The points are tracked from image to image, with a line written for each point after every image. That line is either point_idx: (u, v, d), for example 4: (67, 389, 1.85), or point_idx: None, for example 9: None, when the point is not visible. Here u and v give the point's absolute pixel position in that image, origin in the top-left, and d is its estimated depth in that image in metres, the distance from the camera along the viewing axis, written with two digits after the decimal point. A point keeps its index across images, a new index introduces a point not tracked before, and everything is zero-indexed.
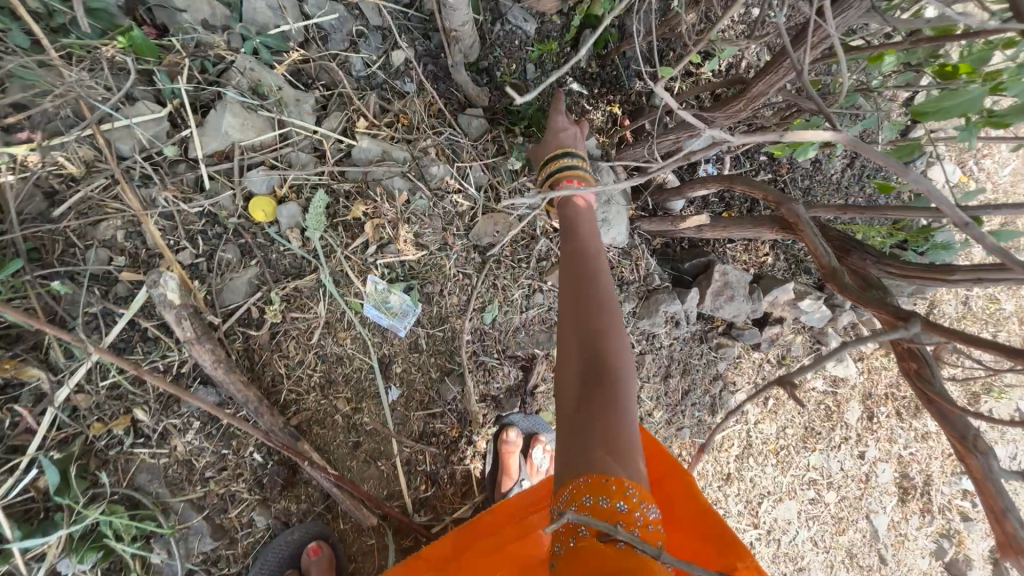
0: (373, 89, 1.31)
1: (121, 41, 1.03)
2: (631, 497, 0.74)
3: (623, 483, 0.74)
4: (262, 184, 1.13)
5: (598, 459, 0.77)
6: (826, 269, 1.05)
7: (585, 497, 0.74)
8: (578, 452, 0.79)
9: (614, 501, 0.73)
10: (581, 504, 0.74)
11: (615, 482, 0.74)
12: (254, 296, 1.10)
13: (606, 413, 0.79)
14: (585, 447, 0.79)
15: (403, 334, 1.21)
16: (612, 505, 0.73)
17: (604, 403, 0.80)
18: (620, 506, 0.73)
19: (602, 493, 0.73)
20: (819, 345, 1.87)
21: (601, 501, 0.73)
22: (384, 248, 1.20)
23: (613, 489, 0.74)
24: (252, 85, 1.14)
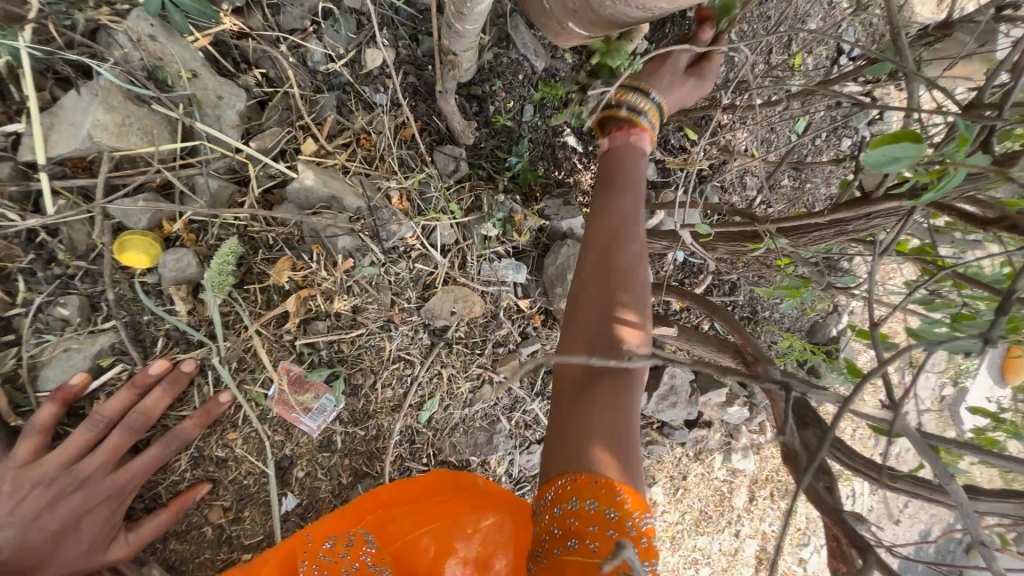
0: (331, 90, 1.03)
1: None
2: (622, 506, 0.70)
3: (614, 487, 0.70)
4: (141, 218, 0.78)
5: (585, 456, 0.71)
6: (787, 449, 1.03)
7: (570, 499, 0.71)
8: (573, 439, 0.72)
9: (602, 506, 0.70)
10: (566, 507, 0.71)
11: (606, 485, 0.70)
12: (101, 377, 0.78)
13: (613, 395, 0.72)
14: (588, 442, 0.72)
15: (315, 432, 0.96)
16: (599, 510, 0.69)
17: (613, 386, 0.73)
18: (609, 512, 0.69)
19: (591, 495, 0.69)
20: (731, 440, 1.97)
21: (589, 506, 0.69)
22: (308, 325, 0.93)
23: (602, 493, 0.69)
24: (147, 65, 0.77)
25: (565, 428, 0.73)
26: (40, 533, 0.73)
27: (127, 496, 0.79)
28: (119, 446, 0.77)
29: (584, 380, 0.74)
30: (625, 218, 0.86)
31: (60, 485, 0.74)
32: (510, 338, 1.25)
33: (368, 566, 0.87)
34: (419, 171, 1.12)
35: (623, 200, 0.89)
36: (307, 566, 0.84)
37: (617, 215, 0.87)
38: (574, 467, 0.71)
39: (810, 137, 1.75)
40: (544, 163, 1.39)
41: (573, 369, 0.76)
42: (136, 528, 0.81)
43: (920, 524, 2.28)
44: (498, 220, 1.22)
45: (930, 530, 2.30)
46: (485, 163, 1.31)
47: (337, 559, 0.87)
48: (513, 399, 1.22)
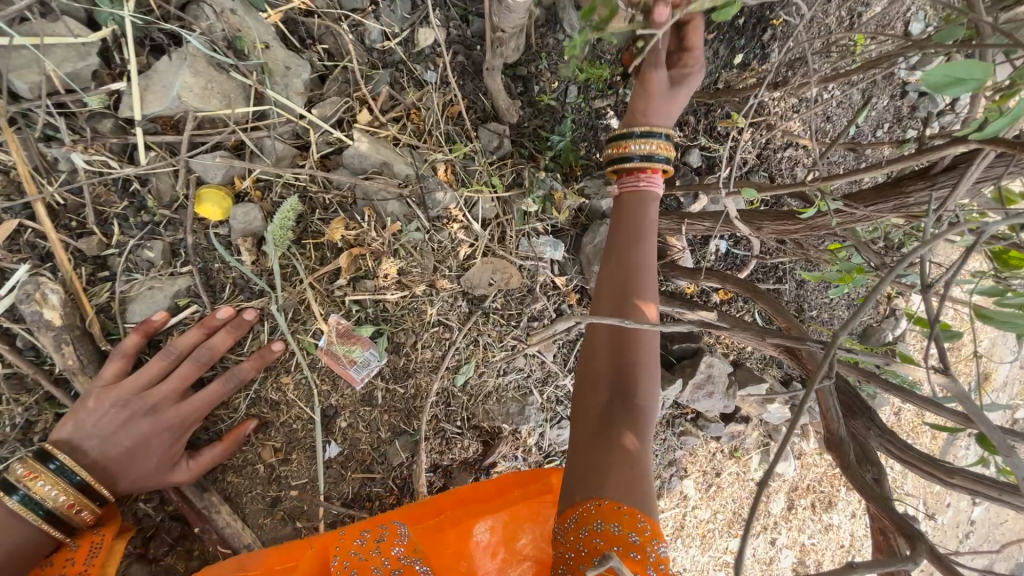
0: (386, 67, 1.10)
1: None
2: (644, 531, 0.75)
3: (635, 513, 0.75)
4: (217, 173, 0.86)
5: (610, 486, 0.77)
6: (830, 435, 0.99)
7: (594, 522, 0.75)
8: (594, 473, 0.79)
9: (625, 530, 0.74)
10: (591, 530, 0.75)
11: (628, 512, 0.76)
12: (178, 315, 0.86)
13: (625, 439, 0.79)
14: (606, 476, 0.78)
15: (358, 385, 1.02)
16: (623, 534, 0.74)
17: (629, 429, 0.80)
18: (632, 537, 0.73)
19: (614, 520, 0.75)
20: (769, 440, 1.89)
21: (613, 529, 0.74)
22: (357, 283, 0.99)
23: (624, 518, 0.75)
24: (228, 36, 0.86)
25: (588, 463, 0.80)
26: (113, 449, 0.79)
27: (189, 426, 0.84)
28: (185, 378, 0.83)
29: (602, 422, 0.81)
30: (638, 269, 0.95)
31: (131, 410, 0.79)
32: (545, 313, 1.27)
33: (398, 560, 0.84)
34: (464, 145, 1.16)
35: (631, 252, 0.97)
36: (339, 560, 0.82)
37: (633, 264, 0.96)
38: (598, 495, 0.77)
39: (865, 126, 1.67)
40: (586, 144, 1.41)
41: (592, 413, 0.83)
42: (196, 456, 0.87)
43: (977, 545, 2.12)
44: (538, 197, 1.24)
45: (992, 555, 2.12)
46: (528, 142, 1.34)
47: (370, 555, 0.84)
48: (545, 372, 1.24)
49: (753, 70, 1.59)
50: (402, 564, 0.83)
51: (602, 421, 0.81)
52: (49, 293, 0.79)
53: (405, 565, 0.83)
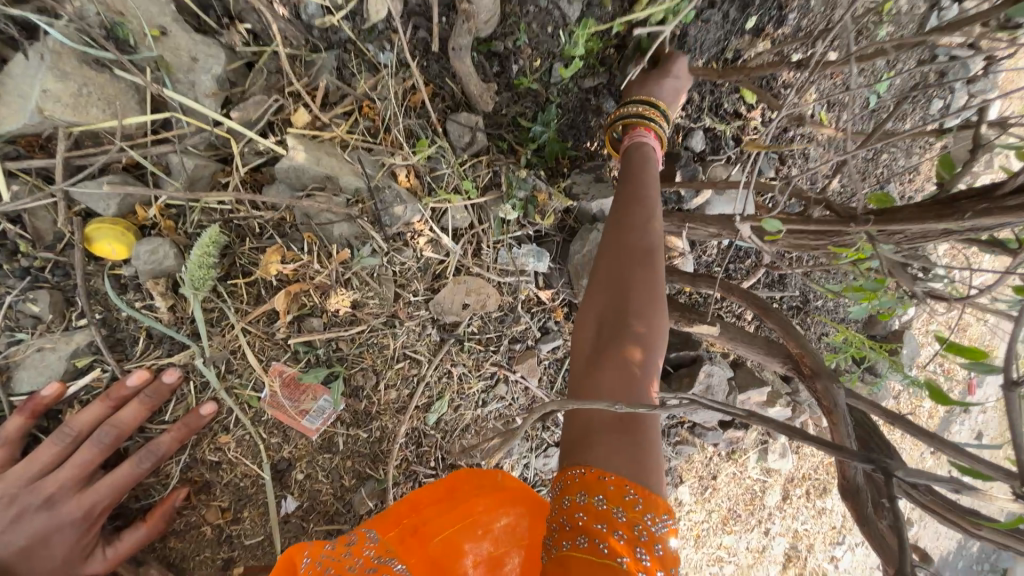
0: (328, 49, 0.89)
1: None
2: (634, 507, 0.63)
3: (623, 484, 0.63)
4: (110, 204, 0.70)
5: (597, 449, 0.66)
6: (846, 483, 0.87)
7: (577, 494, 0.65)
8: (580, 433, 0.68)
9: (611, 505, 0.63)
10: (573, 501, 0.65)
11: (615, 482, 0.64)
12: (77, 383, 0.72)
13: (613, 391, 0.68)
14: (592, 437, 0.67)
15: (314, 435, 0.90)
16: (609, 510, 0.63)
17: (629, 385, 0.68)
18: (618, 513, 0.62)
19: (597, 492, 0.63)
20: (768, 439, 1.82)
21: (596, 502, 0.63)
22: (303, 322, 0.84)
23: (611, 490, 0.63)
24: (106, 22, 0.66)
25: (573, 425, 0.69)
26: (10, 547, 0.68)
27: (101, 515, 0.72)
28: (85, 464, 0.70)
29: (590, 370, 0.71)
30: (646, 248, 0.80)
31: (19, 506, 0.68)
32: (529, 333, 1.12)
33: (372, 560, 0.75)
34: (428, 144, 0.98)
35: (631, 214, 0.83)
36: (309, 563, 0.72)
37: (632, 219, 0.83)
38: (583, 460, 0.66)
39: (895, 101, 1.47)
40: (575, 133, 1.22)
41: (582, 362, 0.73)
42: (115, 542, 0.77)
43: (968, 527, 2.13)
44: (518, 201, 1.06)
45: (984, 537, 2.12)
46: (506, 134, 1.16)
47: (341, 557, 0.75)
48: (529, 398, 1.13)
49: (770, 36, 1.37)
50: (376, 563, 0.74)
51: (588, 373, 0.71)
52: None
53: (381, 564, 0.74)
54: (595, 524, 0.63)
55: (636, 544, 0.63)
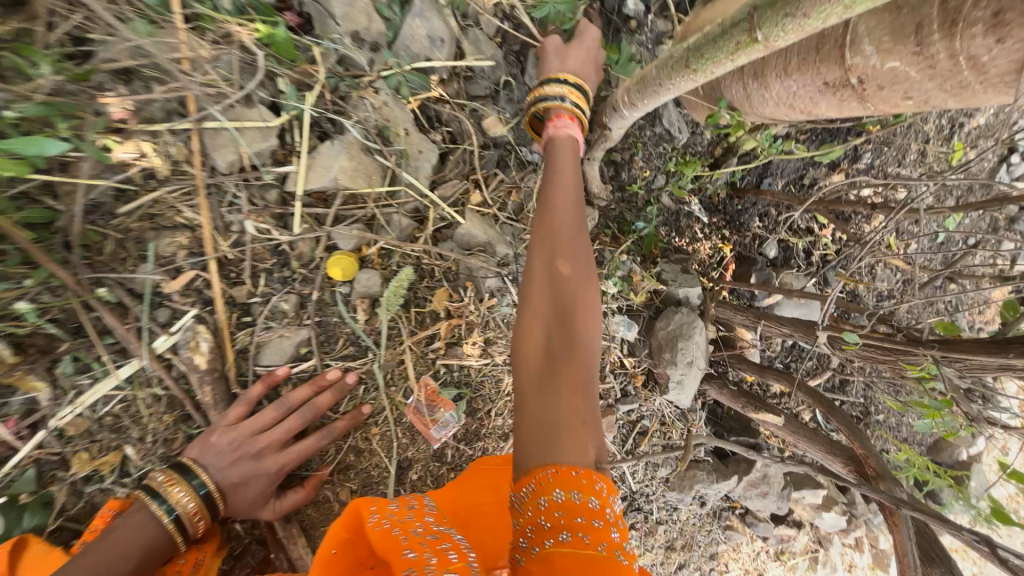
0: (496, 147, 1.17)
1: (260, 32, 0.89)
2: (602, 492, 0.66)
3: (593, 476, 0.65)
4: (349, 242, 0.99)
5: (568, 446, 0.67)
6: None
7: (552, 491, 0.64)
8: (552, 432, 0.67)
9: (586, 497, 0.64)
10: (551, 499, 0.64)
11: (586, 475, 0.65)
12: (297, 367, 0.96)
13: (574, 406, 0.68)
14: (557, 432, 0.67)
15: (435, 444, 1.08)
16: (584, 501, 0.64)
17: (571, 374, 0.70)
18: (594, 502, 0.64)
19: (574, 487, 0.64)
20: (818, 547, 1.79)
21: (574, 497, 0.64)
22: (449, 348, 1.08)
23: (583, 482, 0.64)
24: (380, 125, 1.00)
25: (537, 432, 0.68)
26: (218, 485, 0.86)
27: (284, 473, 0.91)
28: (292, 429, 0.91)
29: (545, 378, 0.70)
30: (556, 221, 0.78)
31: (240, 452, 0.87)
32: (610, 393, 1.32)
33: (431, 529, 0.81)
34: None
35: (567, 213, 0.79)
36: (378, 519, 0.80)
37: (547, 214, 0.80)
38: (557, 456, 0.66)
39: (963, 238, 1.61)
40: (666, 229, 1.49)
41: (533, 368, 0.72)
42: (280, 499, 0.95)
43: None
44: (618, 278, 1.35)
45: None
46: (612, 223, 1.40)
47: (405, 520, 0.82)
48: (602, 450, 1.31)
49: (844, 170, 1.59)
50: (436, 530, 0.82)
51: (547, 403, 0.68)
52: (201, 341, 0.88)
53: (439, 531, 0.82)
54: (577, 519, 0.63)
55: (610, 528, 0.65)
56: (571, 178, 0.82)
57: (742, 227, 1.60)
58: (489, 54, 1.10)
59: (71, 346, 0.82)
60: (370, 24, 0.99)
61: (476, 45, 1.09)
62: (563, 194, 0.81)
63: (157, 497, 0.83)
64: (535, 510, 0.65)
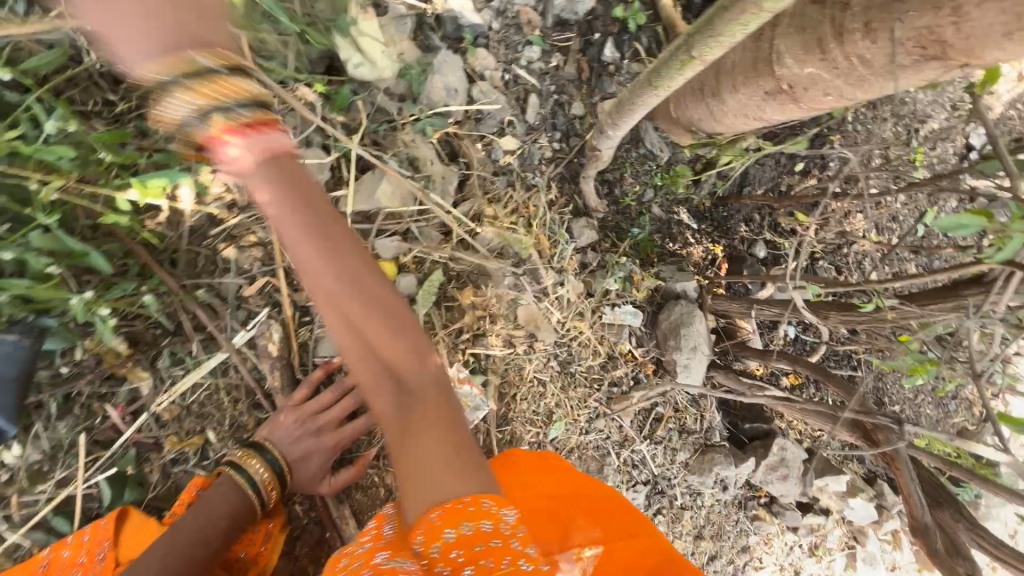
0: (504, 174, 1.41)
1: (318, 87, 1.17)
2: (491, 509, 0.68)
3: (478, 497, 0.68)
4: (390, 251, 1.19)
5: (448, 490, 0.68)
6: (915, 521, 1.02)
7: (442, 533, 0.66)
8: (426, 492, 0.68)
9: (477, 522, 0.67)
10: (445, 540, 0.66)
11: (472, 502, 0.68)
12: None
13: (442, 453, 0.69)
14: (431, 481, 0.68)
15: (472, 424, 1.21)
16: (477, 530, 0.66)
17: (431, 416, 0.71)
18: (485, 526, 0.67)
19: (464, 522, 0.66)
20: (855, 543, 1.77)
21: (466, 529, 0.66)
22: (476, 339, 1.24)
23: (472, 510, 0.67)
24: (411, 157, 1.27)
25: (412, 488, 0.69)
26: (284, 459, 0.99)
27: (339, 450, 1.04)
28: (347, 409, 1.04)
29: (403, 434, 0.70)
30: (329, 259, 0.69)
31: (304, 429, 1.01)
32: (624, 380, 1.42)
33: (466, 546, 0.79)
34: (562, 237, 1.43)
35: (323, 260, 0.69)
36: None
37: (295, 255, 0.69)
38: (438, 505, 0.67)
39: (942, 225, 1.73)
40: (660, 235, 1.66)
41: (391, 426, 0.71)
42: (335, 476, 1.07)
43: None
44: (619, 277, 1.47)
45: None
46: (612, 232, 1.60)
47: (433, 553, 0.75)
48: (622, 437, 1.40)
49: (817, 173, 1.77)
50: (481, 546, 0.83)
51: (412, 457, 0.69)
52: (274, 331, 1.06)
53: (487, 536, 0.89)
54: (472, 550, 0.66)
55: (511, 541, 0.68)
56: (297, 183, 0.69)
57: (731, 231, 1.75)
58: (493, 99, 1.37)
59: (169, 342, 1.01)
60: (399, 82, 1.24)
61: (483, 94, 1.36)
62: (299, 234, 0.69)
63: (239, 469, 0.96)
64: (430, 557, 0.67)
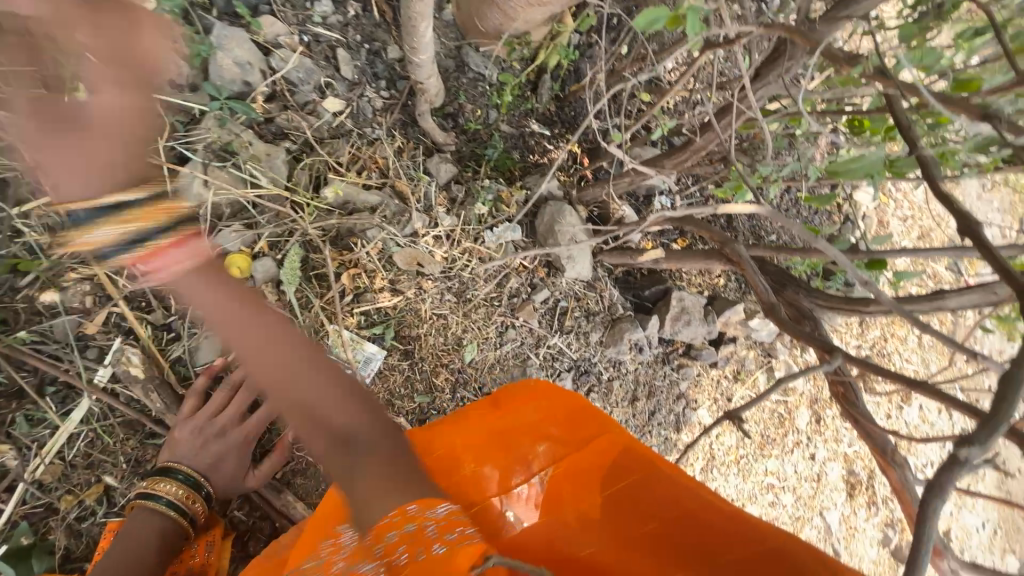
0: (341, 138, 1.32)
1: None
2: (416, 510, 0.70)
3: (404, 508, 0.71)
4: (235, 242, 1.15)
5: (377, 506, 0.72)
6: (764, 303, 1.18)
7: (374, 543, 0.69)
8: (360, 513, 0.73)
9: (406, 529, 0.69)
10: (389, 552, 0.68)
11: (399, 514, 0.70)
12: (231, 353, 1.09)
13: (363, 464, 0.75)
14: (367, 504, 0.72)
15: (370, 381, 1.25)
16: (415, 531, 0.68)
17: (381, 472, 0.75)
18: (419, 527, 0.68)
19: (393, 529, 0.69)
20: (770, 357, 2.02)
21: (403, 534, 0.68)
22: (360, 297, 1.25)
23: (402, 522, 0.69)
24: (222, 145, 1.19)
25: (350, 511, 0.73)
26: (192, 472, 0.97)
27: (251, 443, 1.02)
28: (241, 404, 1.02)
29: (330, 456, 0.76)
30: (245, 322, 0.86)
31: (204, 435, 0.98)
32: (521, 289, 1.48)
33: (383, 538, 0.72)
34: (425, 179, 1.38)
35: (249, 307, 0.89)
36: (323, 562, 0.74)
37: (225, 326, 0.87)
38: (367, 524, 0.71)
39: None
40: (519, 150, 1.68)
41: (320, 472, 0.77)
42: (259, 467, 1.07)
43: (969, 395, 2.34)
44: (488, 201, 1.45)
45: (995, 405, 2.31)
46: (470, 160, 1.61)
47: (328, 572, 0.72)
48: (536, 337, 1.50)
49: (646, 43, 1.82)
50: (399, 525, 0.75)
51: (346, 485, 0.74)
52: (131, 354, 1.01)
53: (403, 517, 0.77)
54: (404, 553, 0.67)
55: (429, 531, 0.68)
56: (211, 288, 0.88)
57: (583, 126, 1.75)
58: (296, 63, 1.27)
59: (25, 403, 0.96)
60: (180, 71, 1.16)
61: (283, 60, 1.27)
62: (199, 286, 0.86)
63: (151, 497, 0.94)
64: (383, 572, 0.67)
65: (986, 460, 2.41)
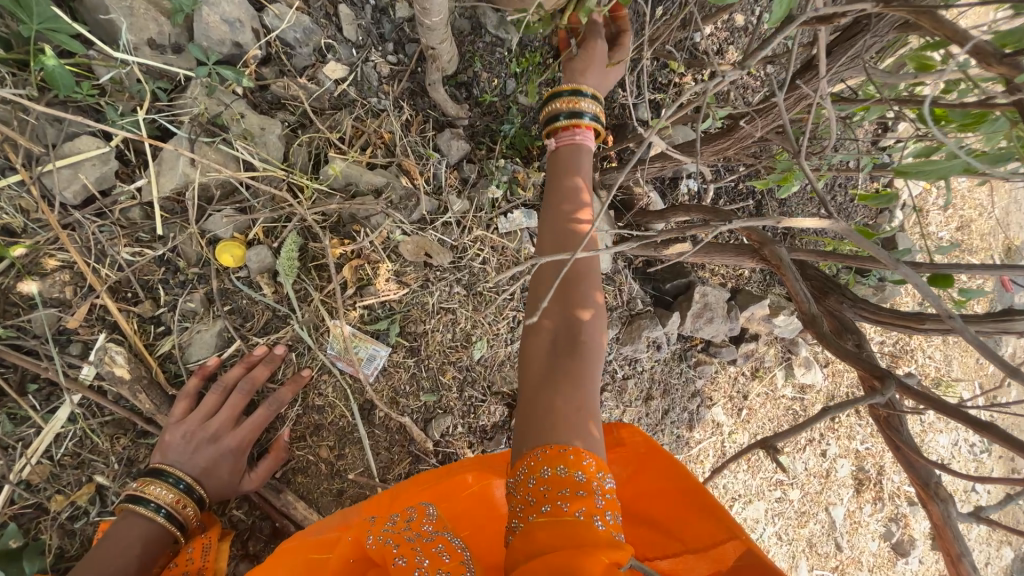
0: (345, 107, 1.18)
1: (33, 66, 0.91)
2: (589, 468, 0.75)
3: (581, 452, 0.75)
4: (227, 228, 1.04)
5: (559, 430, 0.77)
6: (805, 314, 1.07)
7: (541, 469, 0.74)
8: (543, 419, 0.78)
9: (572, 471, 0.73)
10: (539, 477, 0.74)
11: (573, 452, 0.75)
12: (224, 355, 1.04)
13: (568, 383, 0.80)
14: (551, 418, 0.78)
15: (373, 379, 1.16)
16: (569, 475, 0.73)
17: (573, 377, 0.80)
18: (578, 476, 0.73)
19: (559, 463, 0.74)
20: (790, 353, 1.93)
21: (560, 472, 0.73)
22: (362, 290, 1.16)
23: (570, 458, 0.74)
24: (210, 116, 1.04)
25: (539, 402, 0.79)
26: (184, 478, 0.93)
27: (246, 447, 0.99)
28: (235, 407, 0.99)
29: (547, 362, 0.82)
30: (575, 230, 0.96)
31: (196, 440, 0.95)
32: None
33: (430, 532, 0.82)
34: (434, 157, 1.24)
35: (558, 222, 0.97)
36: (373, 537, 0.81)
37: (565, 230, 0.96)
38: (546, 439, 0.76)
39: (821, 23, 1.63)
40: None
41: (536, 365, 0.83)
42: (254, 470, 1.04)
43: (989, 395, 2.27)
44: (502, 182, 1.30)
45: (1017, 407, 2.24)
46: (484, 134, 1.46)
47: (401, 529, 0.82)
48: None
49: None
50: (435, 535, 0.82)
51: (550, 378, 0.80)
52: (115, 354, 0.95)
53: (439, 535, 0.82)
54: (560, 493, 0.72)
55: (594, 498, 0.73)
56: (560, 199, 1.00)
57: (610, 100, 1.58)
58: (294, 20, 1.10)
59: (11, 399, 0.92)
60: (161, 28, 1.00)
61: (278, 17, 1.09)
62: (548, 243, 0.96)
63: (141, 500, 0.90)
64: (530, 499, 0.74)
65: (998, 458, 2.36)
